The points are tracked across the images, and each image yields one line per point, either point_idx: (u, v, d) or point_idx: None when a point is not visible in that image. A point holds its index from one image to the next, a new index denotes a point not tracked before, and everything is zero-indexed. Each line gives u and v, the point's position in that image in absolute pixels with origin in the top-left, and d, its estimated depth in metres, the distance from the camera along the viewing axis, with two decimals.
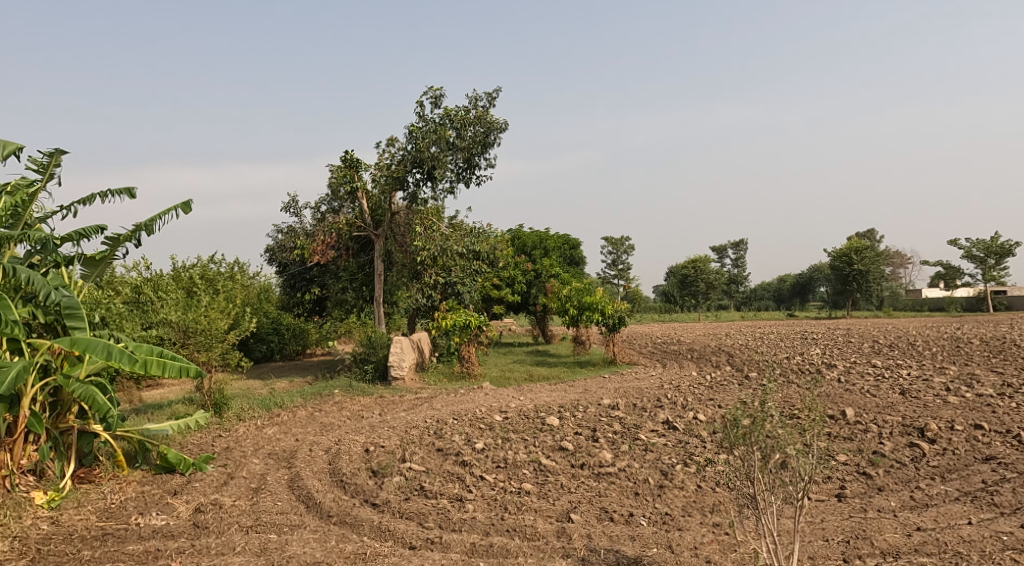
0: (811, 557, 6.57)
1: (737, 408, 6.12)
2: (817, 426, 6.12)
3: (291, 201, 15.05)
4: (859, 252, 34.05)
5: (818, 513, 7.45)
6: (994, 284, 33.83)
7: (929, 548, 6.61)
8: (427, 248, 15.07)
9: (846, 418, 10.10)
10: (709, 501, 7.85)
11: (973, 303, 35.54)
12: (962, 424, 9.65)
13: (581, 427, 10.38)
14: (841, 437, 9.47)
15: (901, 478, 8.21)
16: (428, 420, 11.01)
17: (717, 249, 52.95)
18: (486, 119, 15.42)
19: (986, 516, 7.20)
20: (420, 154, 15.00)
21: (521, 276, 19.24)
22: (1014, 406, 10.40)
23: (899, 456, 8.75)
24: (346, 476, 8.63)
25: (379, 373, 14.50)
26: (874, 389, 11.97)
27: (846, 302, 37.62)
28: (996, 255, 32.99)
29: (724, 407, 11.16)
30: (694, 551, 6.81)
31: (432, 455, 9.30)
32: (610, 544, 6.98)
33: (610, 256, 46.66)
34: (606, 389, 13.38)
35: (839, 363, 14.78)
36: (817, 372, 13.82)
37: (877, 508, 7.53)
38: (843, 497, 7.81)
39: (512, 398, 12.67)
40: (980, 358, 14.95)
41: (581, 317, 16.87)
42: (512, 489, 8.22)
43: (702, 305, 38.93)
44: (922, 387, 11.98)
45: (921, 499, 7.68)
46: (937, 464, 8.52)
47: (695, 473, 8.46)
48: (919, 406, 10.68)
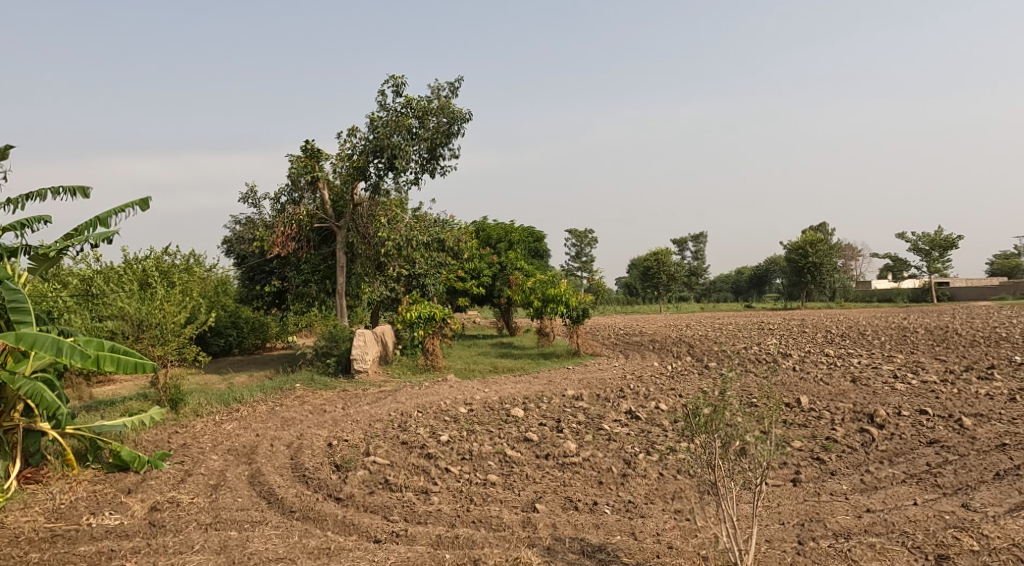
0: (767, 540, 6.63)
1: (696, 397, 6.18)
2: (775, 412, 6.17)
3: (250, 191, 14.49)
4: (813, 246, 34.59)
5: (775, 498, 7.52)
6: (936, 276, 34.77)
7: (878, 528, 6.72)
8: (390, 239, 15.01)
9: (801, 405, 10.27)
10: (671, 488, 7.89)
11: (918, 294, 36.58)
12: (908, 409, 9.83)
13: (545, 418, 10.36)
14: (796, 425, 9.58)
15: (851, 463, 8.32)
16: (394, 413, 10.87)
17: (677, 241, 53.48)
18: (450, 109, 15.36)
19: (931, 497, 7.35)
20: (380, 142, 14.85)
21: (486, 269, 19.47)
22: (959, 392, 10.66)
23: (850, 441, 8.87)
24: (308, 471, 8.48)
25: (341, 366, 14.34)
26: (828, 377, 12.16)
27: (801, 294, 38.32)
28: (940, 248, 33.80)
29: (685, 397, 11.23)
30: (656, 537, 6.85)
31: (397, 448, 9.20)
32: (575, 532, 6.98)
33: (574, 248, 47.10)
34: (569, 381, 13.41)
35: (794, 352, 15.01)
36: (774, 361, 14.02)
37: (829, 491, 7.64)
38: (798, 482, 7.88)
39: (477, 390, 12.60)
40: (925, 346, 15.30)
41: (545, 309, 16.83)
42: (478, 480, 8.16)
43: (663, 298, 39.29)
44: (870, 374, 12.22)
45: (870, 482, 7.80)
46: (885, 448, 8.64)
47: (657, 461, 8.50)
48: (868, 393, 10.87)
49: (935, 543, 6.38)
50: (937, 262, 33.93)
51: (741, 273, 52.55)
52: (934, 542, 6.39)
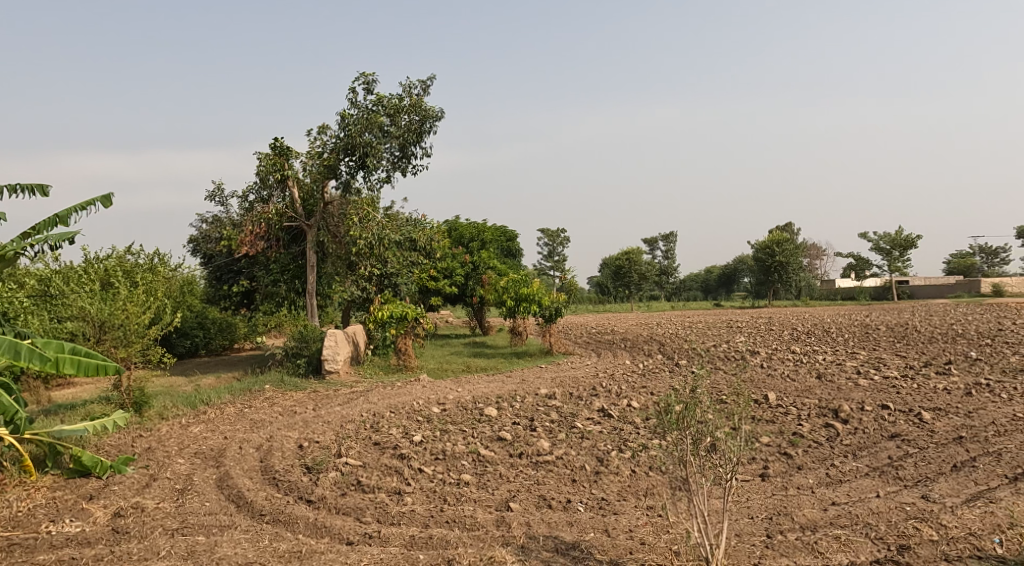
0: (737, 534, 6.65)
1: (667, 395, 6.17)
2: (745, 409, 6.25)
3: (217, 188, 14.23)
4: (780, 245, 34.97)
5: (744, 492, 7.52)
6: (898, 274, 35.36)
7: (842, 521, 6.81)
8: (363, 238, 14.81)
9: (768, 401, 10.33)
10: (643, 485, 7.87)
11: (880, 292, 37.17)
12: (871, 404, 9.96)
13: (518, 417, 10.28)
14: (763, 421, 9.62)
15: (818, 457, 8.38)
16: (366, 414, 10.72)
17: (648, 241, 53.82)
18: (422, 107, 15.21)
19: (892, 489, 7.48)
20: (352, 141, 14.68)
21: (458, 268, 19.34)
22: (919, 388, 10.92)
23: (816, 436, 8.94)
24: (279, 473, 8.33)
25: (311, 367, 14.15)
26: (794, 373, 12.26)
27: (769, 292, 38.70)
28: (901, 247, 34.36)
29: (657, 395, 11.22)
30: (629, 534, 6.82)
31: (369, 449, 9.06)
32: (549, 530, 6.92)
33: (546, 247, 47.16)
34: (542, 380, 13.35)
35: (762, 349, 15.12)
36: (742, 359, 14.10)
37: (796, 485, 7.68)
38: (766, 476, 7.90)
39: (450, 390, 12.50)
40: (887, 342, 15.54)
41: (518, 308, 16.77)
42: (451, 480, 8.07)
43: (634, 296, 39.44)
44: (835, 370, 12.36)
45: (835, 475, 7.87)
46: (849, 442, 8.73)
47: (629, 459, 8.48)
48: (833, 389, 10.98)
49: (897, 534, 6.53)
50: (897, 262, 34.43)
51: (710, 272, 52.94)
52: (896, 533, 6.54)
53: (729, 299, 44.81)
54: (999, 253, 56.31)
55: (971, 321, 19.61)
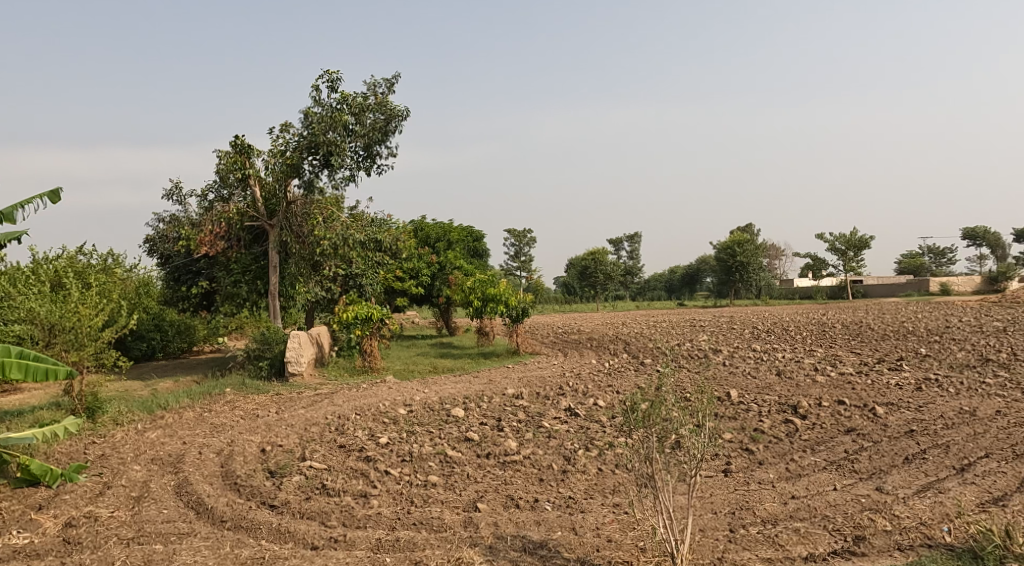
0: (701, 530, 6.86)
1: (634, 393, 6.21)
2: (708, 405, 6.22)
3: (174, 186, 13.90)
4: (741, 245, 35.34)
5: (707, 488, 7.72)
6: (853, 273, 36.01)
7: (801, 514, 7.11)
8: (327, 238, 14.64)
9: (730, 399, 10.39)
10: (610, 483, 7.82)
11: (836, 291, 37.79)
12: (828, 400, 10.27)
13: (486, 418, 10.16)
14: (726, 417, 9.74)
15: (778, 452, 8.60)
16: (330, 417, 10.51)
17: (613, 241, 54.06)
18: (387, 106, 15.06)
19: (848, 482, 7.80)
20: (316, 139, 14.41)
21: (424, 269, 19.02)
22: (873, 383, 11.22)
23: (776, 432, 9.18)
24: (240, 478, 8.10)
25: (275, 369, 13.87)
26: (755, 370, 12.36)
27: (730, 292, 39.12)
28: (856, 248, 34.97)
29: (623, 393, 11.18)
30: (596, 532, 6.76)
31: (334, 453, 8.87)
32: (517, 530, 6.82)
33: (512, 247, 47.07)
34: (510, 380, 13.24)
35: (724, 347, 15.22)
36: (705, 357, 14.15)
37: (758, 480, 7.88)
38: (730, 472, 8.09)
39: (417, 391, 12.34)
40: (842, 340, 15.78)
41: (485, 309, 16.65)
42: (418, 482, 7.92)
43: (599, 295, 39.50)
44: (794, 367, 12.50)
45: (795, 470, 8.12)
46: (807, 437, 9.01)
47: (596, 457, 8.42)
48: (792, 386, 11.13)
49: (853, 525, 6.83)
50: (852, 262, 34.98)
51: (674, 272, 53.30)
52: (852, 524, 6.84)
53: (694, 299, 44.33)
54: (947, 252, 57.80)
55: (920, 318, 20.11)
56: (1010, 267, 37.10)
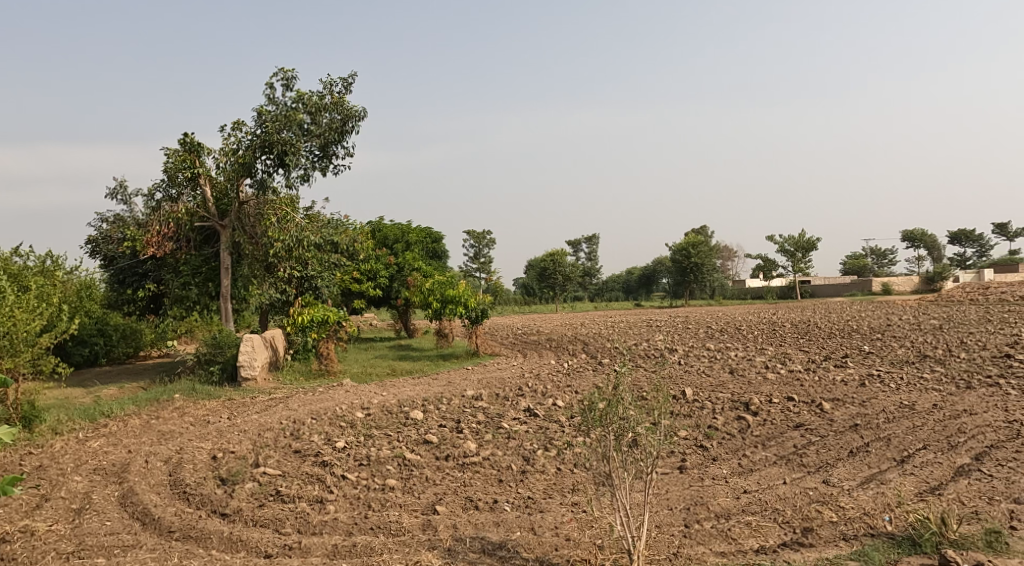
0: (657, 525, 6.85)
1: (592, 392, 6.23)
2: (664, 404, 6.28)
3: (119, 186, 13.49)
4: (696, 246, 35.71)
5: (663, 484, 7.70)
6: (801, 273, 36.69)
7: (754, 507, 7.14)
8: (281, 240, 14.27)
9: (685, 396, 10.38)
10: (569, 482, 7.73)
11: (786, 291, 38.45)
12: (778, 396, 10.33)
13: (445, 420, 9.96)
14: (681, 415, 9.73)
15: (730, 448, 8.63)
16: (285, 421, 10.22)
17: (572, 241, 54.20)
18: (344, 106, 14.83)
19: (797, 475, 7.85)
20: (269, 138, 14.04)
21: (383, 270, 18.88)
22: (819, 380, 11.40)
23: (730, 428, 9.19)
24: (190, 487, 7.79)
25: (226, 374, 13.49)
26: (709, 369, 12.41)
27: (684, 292, 39.50)
28: (804, 249, 35.61)
29: (582, 393, 11.09)
30: (554, 531, 6.70)
31: (289, 458, 8.60)
32: (476, 532, 6.71)
33: (471, 248, 46.89)
34: (469, 381, 13.06)
35: (679, 347, 15.28)
36: (661, 356, 14.16)
37: (711, 476, 7.89)
38: (684, 469, 8.07)
39: (374, 394, 12.09)
40: (792, 338, 16.00)
41: (444, 310, 16.43)
42: (375, 486, 7.71)
43: (558, 296, 39.53)
44: (746, 365, 12.61)
45: (747, 465, 8.15)
46: (759, 433, 9.05)
47: (555, 457, 8.33)
48: (744, 383, 11.20)
49: (802, 517, 6.94)
50: (801, 263, 35.61)
51: (632, 273, 53.66)
52: (801, 516, 6.95)
53: (651, 299, 45.11)
54: (888, 254, 59.33)
55: (863, 317, 20.54)
56: (944, 269, 38.35)
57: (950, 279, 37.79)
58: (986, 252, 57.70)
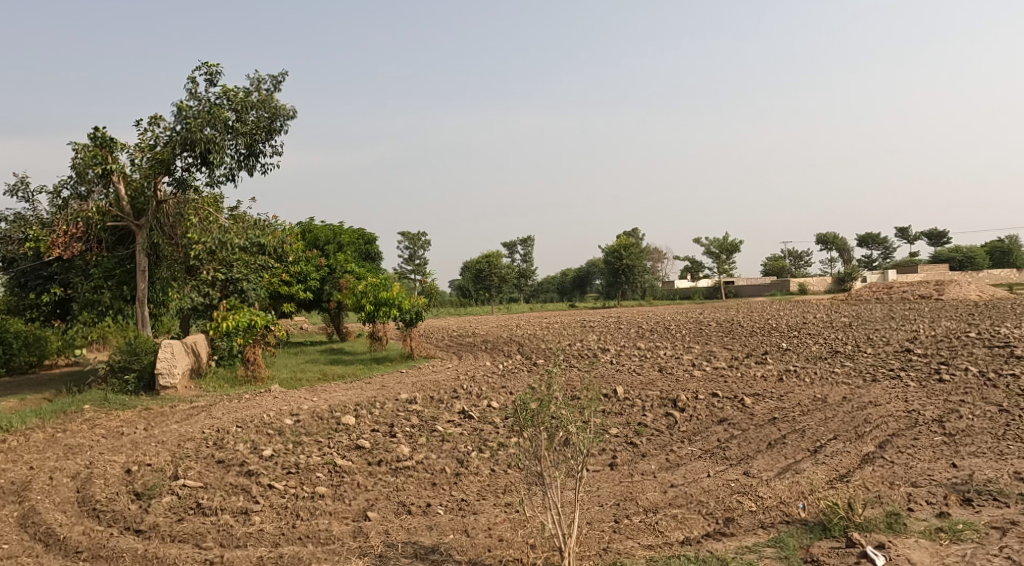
0: (588, 522, 6.66)
1: (524, 393, 6.04)
2: (595, 403, 6.14)
3: (20, 182, 12.48)
4: (627, 248, 36.04)
5: (594, 482, 7.53)
6: (726, 274, 37.45)
7: (680, 501, 7.02)
8: (202, 241, 13.83)
9: (616, 395, 10.26)
10: (503, 482, 7.52)
11: (713, 291, 39.21)
12: (703, 392, 10.29)
13: (378, 424, 9.58)
14: (611, 413, 9.60)
15: (659, 444, 8.52)
16: (207, 430, 9.67)
17: (507, 244, 54.16)
18: (272, 103, 14.25)
19: (720, 468, 7.77)
20: (191, 135, 13.38)
21: (314, 272, 18.20)
22: (742, 375, 11.49)
23: (658, 424, 9.09)
24: (100, 504, 7.21)
25: (142, 384, 12.76)
26: (639, 367, 12.36)
27: (616, 293, 39.84)
28: (729, 251, 36.33)
29: (516, 394, 10.86)
30: (488, 532, 6.49)
31: (211, 468, 8.09)
32: (408, 536, 6.45)
33: (406, 250, 46.31)
34: (403, 385, 12.66)
35: (611, 346, 15.23)
36: (594, 356, 14.06)
37: (640, 471, 7.75)
38: (615, 465, 7.91)
39: (304, 400, 11.59)
40: (716, 336, 16.16)
41: (377, 313, 15.96)
42: (304, 494, 7.33)
43: (494, 298, 39.36)
44: (674, 363, 12.61)
45: (674, 459, 8.03)
46: (685, 429, 8.97)
47: (489, 458, 8.09)
48: (672, 381, 11.16)
49: (724, 508, 6.84)
50: (726, 264, 36.32)
51: (567, 274, 53.91)
52: (723, 507, 6.85)
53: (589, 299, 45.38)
54: (803, 257, 61.17)
55: (781, 315, 20.95)
56: (854, 271, 39.87)
57: (859, 279, 39.22)
58: (887, 254, 60.48)
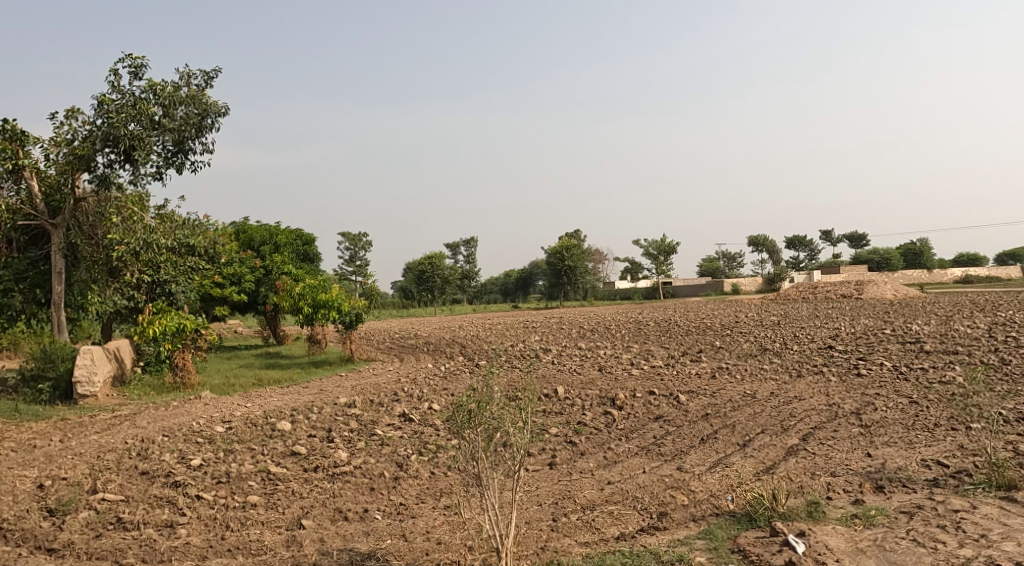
0: (527, 522, 6.40)
1: (461, 394, 5.76)
2: (532, 403, 5.89)
3: None
4: (569, 249, 36.03)
5: (532, 481, 7.26)
6: (663, 274, 37.81)
7: (616, 497, 6.81)
8: (126, 242, 12.90)
9: (557, 395, 10.01)
10: (442, 485, 7.18)
11: (652, 291, 39.57)
12: (639, 390, 10.13)
13: (315, 429, 9.12)
14: (551, 412, 9.34)
15: (597, 442, 8.29)
16: (129, 441, 9.02)
17: (451, 245, 53.73)
18: (202, 100, 13.63)
19: (654, 464, 7.58)
20: (114, 131, 12.62)
21: (248, 273, 17.56)
22: (677, 373, 11.41)
23: (597, 423, 8.86)
24: (8, 522, 6.59)
25: (58, 393, 11.93)
26: (580, 367, 12.15)
27: (558, 293, 39.82)
28: (666, 253, 36.66)
29: (457, 396, 10.52)
30: (426, 535, 6.20)
31: (134, 481, 7.50)
32: (344, 543, 6.13)
33: (347, 251, 45.44)
34: (343, 389, 12.16)
35: (553, 346, 15.01)
36: (535, 357, 13.80)
37: (578, 470, 7.51)
38: (555, 464, 7.65)
39: (238, 406, 10.99)
40: (654, 336, 16.11)
41: (315, 316, 15.47)
42: (235, 503, 6.87)
43: (437, 299, 38.89)
44: (614, 362, 12.46)
45: (612, 457, 7.81)
46: (623, 426, 8.77)
47: (429, 461, 7.75)
48: (611, 380, 10.98)
49: (658, 503, 6.65)
50: (663, 265, 36.65)
51: (509, 275, 53.76)
52: (656, 502, 6.66)
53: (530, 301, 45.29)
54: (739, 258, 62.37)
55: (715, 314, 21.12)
56: (783, 271, 40.80)
57: (788, 279, 40.12)
58: (813, 256, 62.27)
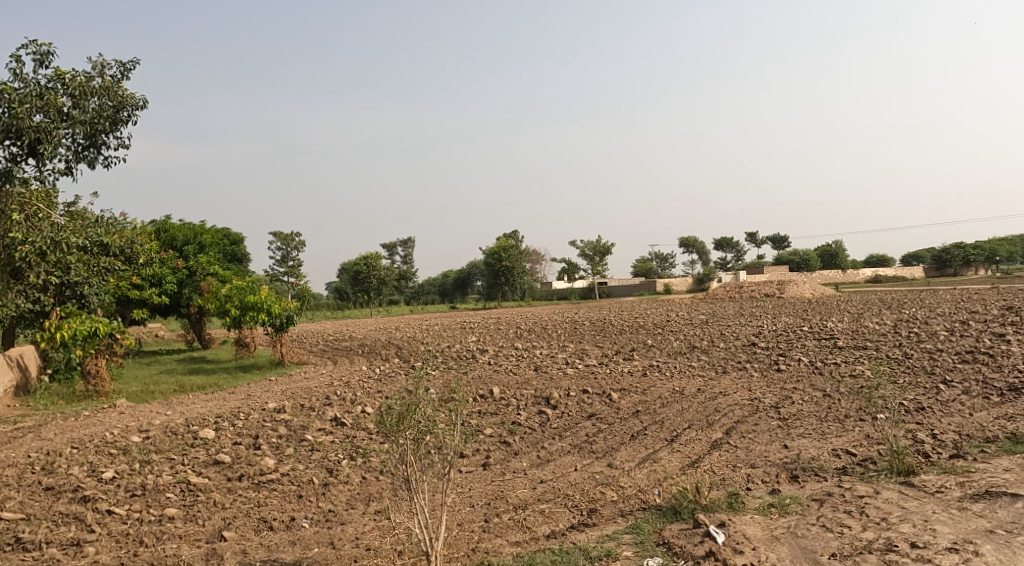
0: (459, 524, 6.02)
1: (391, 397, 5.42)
2: (462, 404, 5.58)
3: None
4: (505, 249, 35.72)
5: (466, 482, 6.87)
6: (598, 275, 37.88)
7: (548, 496, 6.49)
8: (30, 241, 11.94)
9: (492, 395, 9.65)
10: (373, 490, 6.73)
11: (587, 291, 39.61)
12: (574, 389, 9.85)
13: (241, 436, 8.52)
14: (486, 413, 8.97)
15: (530, 441, 7.94)
16: (34, 454, 8.16)
17: (387, 245, 52.85)
18: (116, 91, 12.82)
19: (585, 462, 7.29)
20: (16, 122, 11.61)
21: (170, 274, 16.62)
22: (611, 371, 11.19)
23: (532, 422, 8.54)
24: None
25: None
26: (516, 367, 11.81)
27: (495, 293, 39.48)
28: (601, 253, 36.72)
29: (390, 397, 10.05)
30: (355, 542, 5.79)
31: (36, 498, 6.76)
32: (268, 554, 5.70)
33: (279, 251, 44.14)
34: (272, 394, 11.52)
35: (489, 347, 14.65)
36: (471, 357, 13.41)
37: (512, 470, 7.15)
38: (488, 465, 7.27)
39: (156, 414, 10.24)
40: (590, 335, 15.91)
41: (244, 318, 14.68)
42: (149, 517, 6.27)
43: (373, 300, 38.07)
44: (550, 362, 12.16)
45: (546, 456, 7.50)
46: (557, 425, 8.46)
47: (361, 465, 7.29)
48: (546, 379, 10.67)
49: (589, 500, 6.36)
50: (598, 266, 36.71)
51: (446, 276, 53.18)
52: (587, 499, 6.37)
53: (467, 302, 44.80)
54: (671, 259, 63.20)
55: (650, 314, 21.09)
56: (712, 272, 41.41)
57: (716, 279, 40.71)
58: (740, 257, 63.51)
